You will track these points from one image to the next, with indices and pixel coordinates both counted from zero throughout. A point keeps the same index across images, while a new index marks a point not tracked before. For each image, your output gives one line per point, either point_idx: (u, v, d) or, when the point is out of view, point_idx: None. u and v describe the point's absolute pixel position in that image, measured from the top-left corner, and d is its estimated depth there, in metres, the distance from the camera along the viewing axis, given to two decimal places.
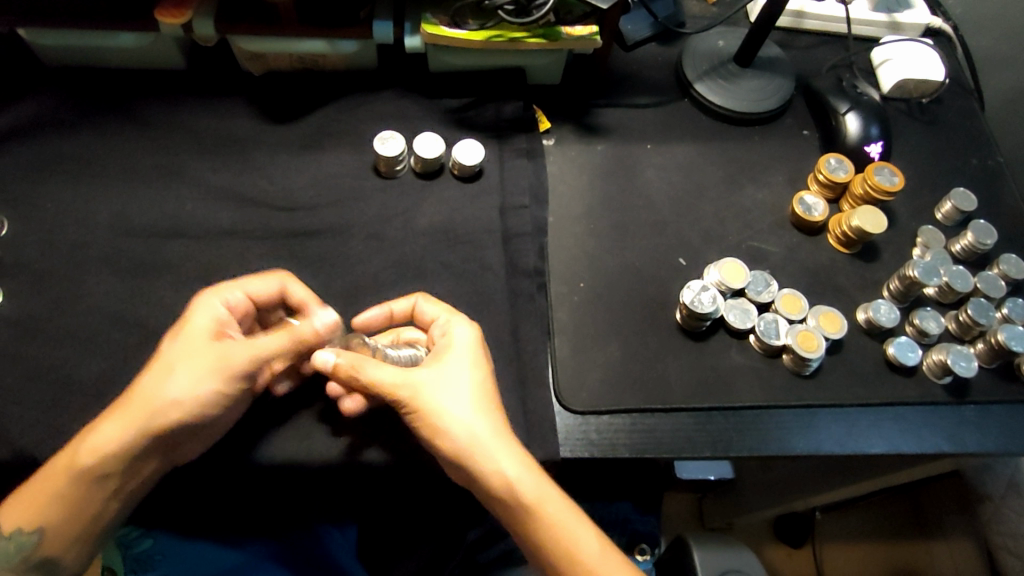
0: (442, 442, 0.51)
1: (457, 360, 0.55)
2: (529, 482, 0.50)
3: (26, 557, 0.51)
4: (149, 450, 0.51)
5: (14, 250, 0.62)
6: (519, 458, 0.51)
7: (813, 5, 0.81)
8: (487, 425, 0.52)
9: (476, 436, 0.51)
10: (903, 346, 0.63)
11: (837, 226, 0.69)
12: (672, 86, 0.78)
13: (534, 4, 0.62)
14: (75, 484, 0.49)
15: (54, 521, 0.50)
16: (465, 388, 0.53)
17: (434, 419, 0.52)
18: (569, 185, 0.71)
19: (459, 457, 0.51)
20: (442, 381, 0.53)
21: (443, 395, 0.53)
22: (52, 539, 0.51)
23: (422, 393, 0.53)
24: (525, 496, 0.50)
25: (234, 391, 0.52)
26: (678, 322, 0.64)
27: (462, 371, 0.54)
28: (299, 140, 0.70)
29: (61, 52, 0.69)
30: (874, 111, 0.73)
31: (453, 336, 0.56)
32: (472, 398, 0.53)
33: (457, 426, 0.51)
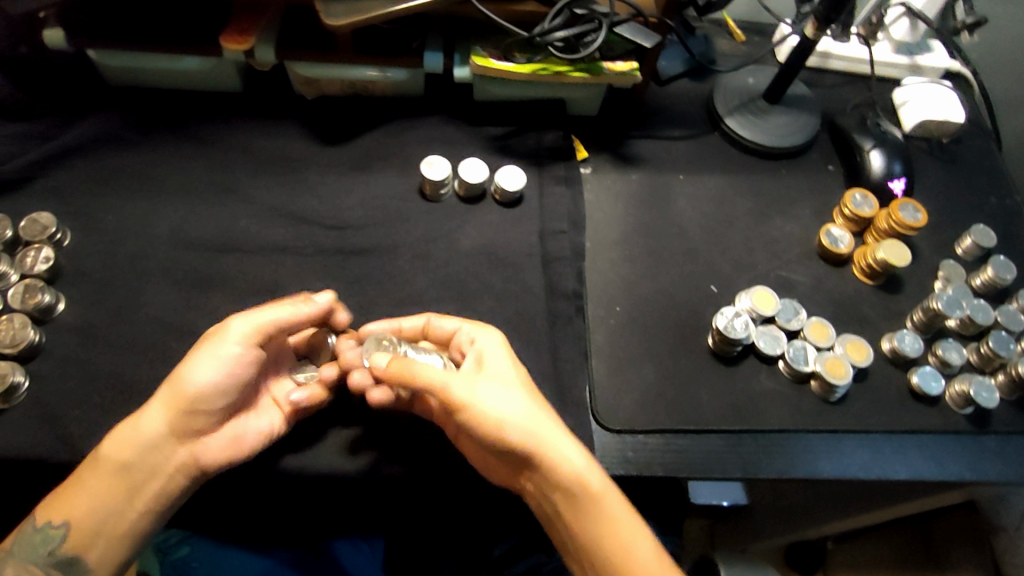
0: (505, 437, 0.53)
1: (497, 360, 0.57)
2: (591, 469, 0.53)
3: (50, 554, 0.52)
4: (162, 431, 0.54)
5: (77, 260, 0.65)
6: (577, 447, 0.54)
7: (838, 47, 0.85)
8: (541, 417, 0.54)
9: (534, 428, 0.53)
10: (927, 375, 0.66)
11: (863, 258, 0.72)
12: (703, 120, 0.81)
13: (582, 42, 0.65)
14: (99, 469, 0.53)
15: (78, 511, 0.52)
16: (515, 385, 0.56)
17: (493, 415, 0.53)
18: (605, 211, 0.74)
19: (525, 450, 0.53)
20: (489, 380, 0.55)
21: (495, 394, 0.54)
22: (76, 533, 0.52)
23: (476, 391, 0.54)
24: (589, 483, 0.53)
25: (231, 360, 0.55)
26: (710, 347, 0.67)
27: (503, 370, 0.57)
28: (348, 162, 0.73)
29: (124, 72, 0.72)
30: (897, 148, 0.76)
31: (487, 340, 0.59)
32: (520, 394, 0.55)
33: (516, 420, 0.53)
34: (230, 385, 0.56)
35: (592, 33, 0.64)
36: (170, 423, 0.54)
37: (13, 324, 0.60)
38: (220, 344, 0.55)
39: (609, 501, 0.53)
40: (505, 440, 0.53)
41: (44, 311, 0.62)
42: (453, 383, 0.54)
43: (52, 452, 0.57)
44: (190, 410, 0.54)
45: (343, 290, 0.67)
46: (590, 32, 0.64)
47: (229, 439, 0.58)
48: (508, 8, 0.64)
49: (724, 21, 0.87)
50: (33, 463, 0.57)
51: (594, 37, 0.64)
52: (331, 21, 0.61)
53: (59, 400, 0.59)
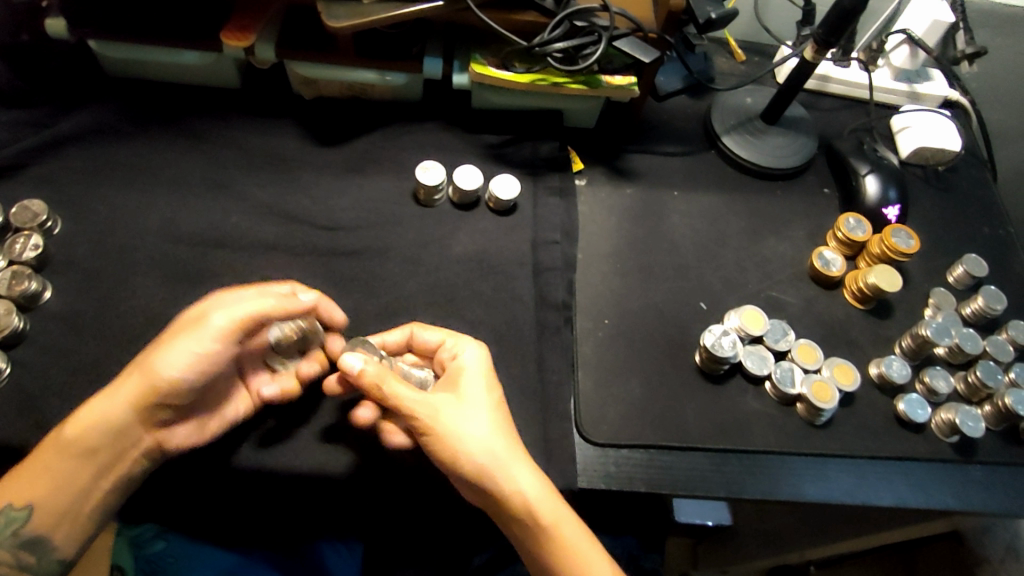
0: (462, 467, 0.52)
1: (473, 381, 0.56)
2: (550, 504, 0.52)
3: (14, 534, 0.51)
4: (131, 419, 0.53)
5: (66, 249, 0.65)
6: (540, 480, 0.53)
7: (838, 71, 0.85)
8: (507, 445, 0.53)
9: (496, 458, 0.52)
10: (913, 403, 0.65)
11: (854, 282, 0.72)
12: (700, 137, 0.81)
13: (581, 54, 0.65)
14: (64, 454, 0.51)
15: (39, 495, 0.51)
16: (482, 409, 0.55)
17: (453, 441, 0.52)
18: (598, 224, 0.73)
19: (483, 481, 0.52)
20: (460, 404, 0.54)
21: (462, 419, 0.53)
22: (43, 514, 0.51)
23: (441, 415, 0.53)
24: (546, 518, 0.52)
25: (203, 355, 0.53)
26: (697, 364, 0.66)
27: (477, 393, 0.56)
28: (344, 163, 0.73)
29: (123, 63, 0.72)
30: (892, 174, 0.76)
31: (466, 360, 0.57)
32: (489, 420, 0.54)
33: (478, 447, 0.52)
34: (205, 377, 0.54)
35: (591, 46, 0.64)
36: (139, 409, 0.53)
37: None
38: (197, 334, 0.53)
39: (564, 531, 0.52)
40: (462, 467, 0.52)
41: (29, 299, 0.61)
42: (420, 406, 0.53)
43: (29, 441, 0.56)
44: (161, 401, 0.53)
45: (331, 291, 0.66)
46: (589, 45, 0.64)
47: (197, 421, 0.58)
48: (507, 17, 0.64)
49: (725, 40, 0.88)
50: (9, 451, 0.56)
51: (593, 49, 0.64)
52: (332, 23, 0.61)
53: (38, 389, 0.58)
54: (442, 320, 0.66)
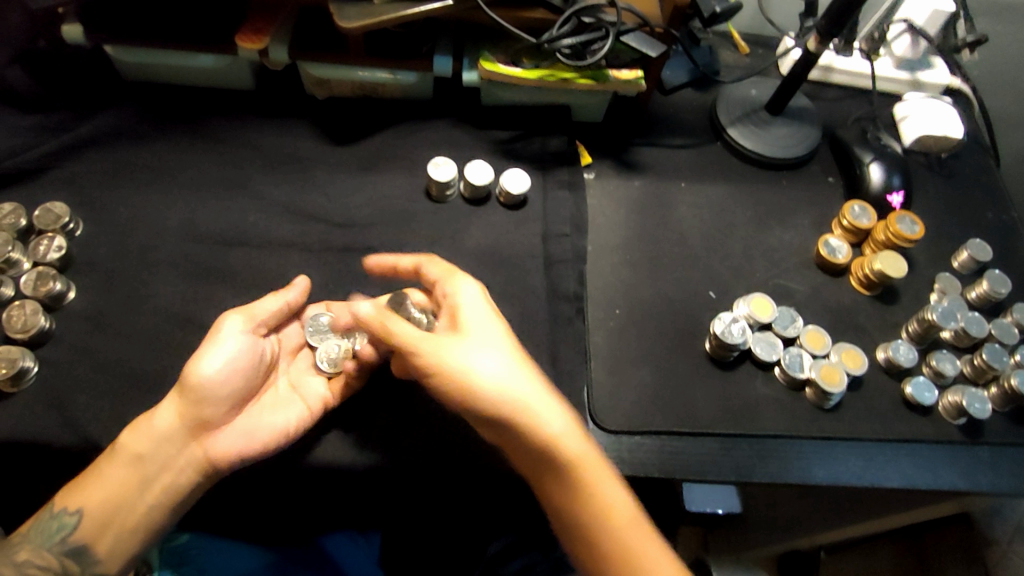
0: (476, 400, 0.53)
1: (474, 313, 0.57)
2: (571, 433, 0.54)
3: (62, 541, 0.51)
4: (172, 421, 0.54)
5: (88, 250, 0.67)
6: (560, 411, 0.54)
7: (841, 61, 0.86)
8: (517, 374, 0.54)
9: (507, 387, 0.53)
10: (920, 385, 0.67)
11: (860, 269, 0.73)
12: (706, 129, 0.83)
13: (589, 48, 0.66)
14: (119, 462, 0.53)
15: (91, 501, 0.52)
16: (490, 340, 0.55)
17: (461, 379, 0.53)
18: (607, 216, 0.75)
19: (497, 411, 0.53)
20: (466, 338, 0.55)
21: (467, 354, 0.54)
22: (92, 520, 0.52)
23: (448, 354, 0.54)
24: (568, 449, 0.53)
25: (230, 347, 0.57)
26: (707, 351, 0.67)
27: (480, 324, 0.56)
28: (357, 161, 0.75)
29: (141, 69, 0.74)
30: (896, 162, 0.78)
31: (462, 294, 0.58)
32: (490, 347, 0.55)
33: (487, 381, 0.53)
34: (234, 384, 0.57)
35: (598, 40, 0.66)
36: (183, 418, 0.54)
37: (25, 310, 0.61)
38: (220, 331, 0.57)
39: (586, 464, 0.53)
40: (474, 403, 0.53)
41: (54, 300, 0.63)
42: (423, 341, 0.54)
43: (59, 437, 0.58)
44: (195, 399, 0.55)
45: (347, 286, 0.68)
46: (597, 40, 0.66)
47: (243, 436, 0.57)
48: (517, 14, 0.65)
49: (729, 33, 0.89)
50: (40, 448, 0.57)
51: (601, 44, 0.66)
52: (345, 24, 0.62)
53: (67, 385, 0.60)
54: None
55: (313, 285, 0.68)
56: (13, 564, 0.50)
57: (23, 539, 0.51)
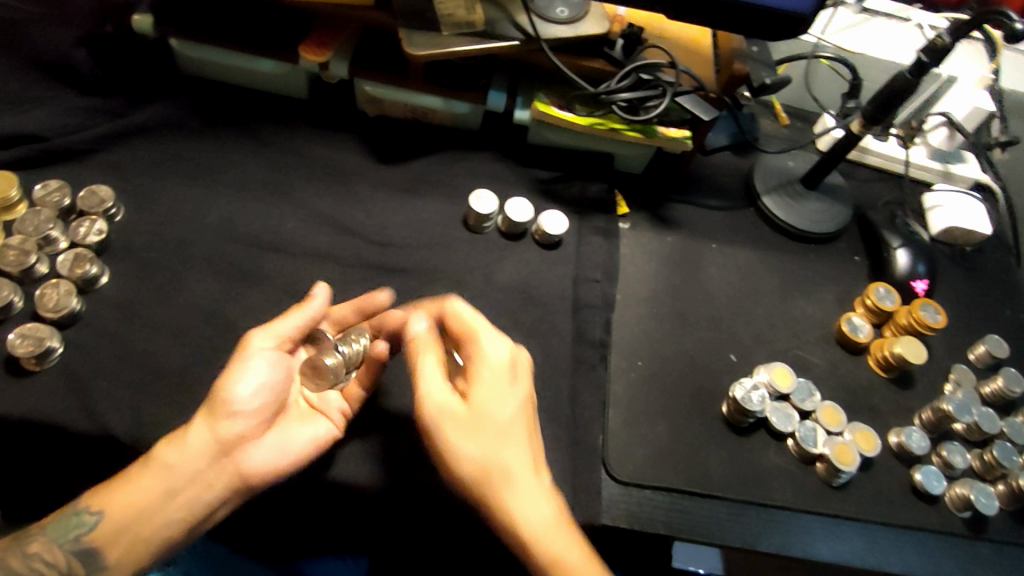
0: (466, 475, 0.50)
1: (496, 387, 0.51)
2: (558, 535, 0.49)
3: (75, 540, 0.50)
4: (203, 435, 0.53)
5: (126, 237, 0.67)
6: (550, 508, 0.50)
7: (876, 143, 0.89)
8: (523, 461, 0.50)
9: (509, 470, 0.50)
10: (929, 474, 0.67)
11: (879, 350, 0.74)
12: (741, 194, 0.84)
13: (644, 106, 0.68)
14: (149, 470, 0.51)
15: (114, 504, 0.51)
16: (507, 417, 0.51)
17: (465, 450, 0.50)
18: (637, 267, 0.76)
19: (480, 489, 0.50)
20: (480, 414, 0.50)
21: (475, 430, 0.50)
22: (109, 525, 0.50)
23: (455, 423, 0.50)
24: (547, 548, 0.49)
25: (260, 363, 0.55)
26: (723, 414, 0.68)
27: (498, 400, 0.51)
28: (399, 182, 0.76)
29: (199, 64, 0.75)
30: (922, 250, 0.79)
31: (497, 360, 0.52)
32: (509, 426, 0.50)
33: (483, 460, 0.49)
34: (265, 403, 0.56)
35: (654, 99, 0.67)
36: (216, 434, 0.53)
37: (58, 290, 0.61)
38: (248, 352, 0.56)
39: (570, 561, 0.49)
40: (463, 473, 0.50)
41: (87, 282, 0.63)
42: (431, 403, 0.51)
43: (74, 421, 0.57)
44: (226, 414, 0.53)
45: None
46: (653, 97, 0.67)
47: (275, 452, 0.56)
48: (577, 62, 0.68)
49: (771, 103, 0.92)
50: (54, 429, 0.57)
51: (656, 102, 0.67)
52: (411, 50, 0.63)
53: (87, 370, 0.59)
54: None
55: (343, 300, 0.68)
56: (23, 555, 0.50)
57: (39, 532, 0.51)
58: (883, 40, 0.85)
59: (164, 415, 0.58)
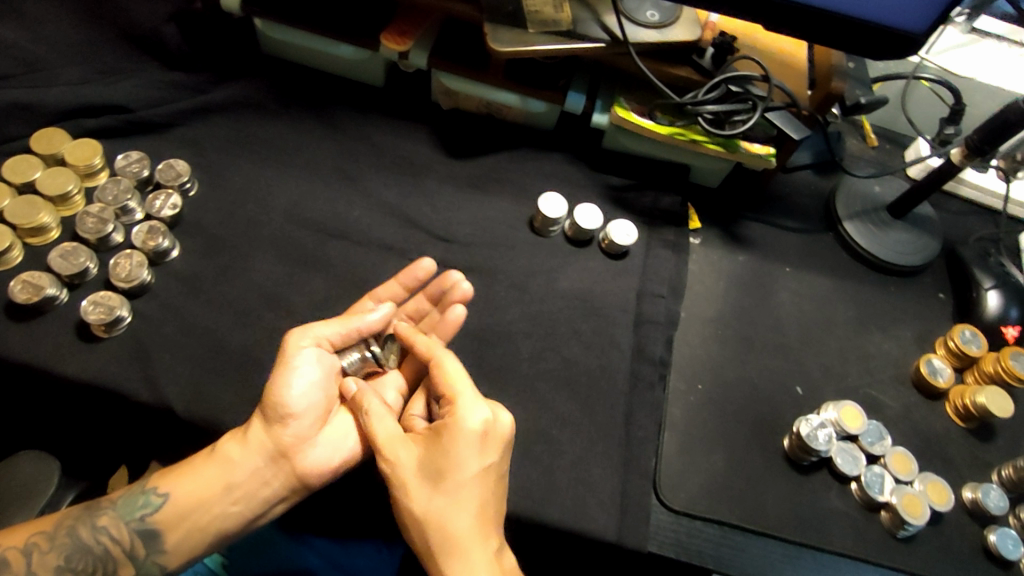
0: (411, 526, 0.49)
1: (462, 449, 0.49)
2: None
3: (140, 519, 0.51)
4: (261, 434, 0.53)
5: (198, 212, 0.68)
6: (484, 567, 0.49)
7: (973, 175, 0.83)
8: (467, 523, 0.49)
9: (452, 531, 0.49)
10: (1005, 536, 0.63)
11: (959, 397, 0.69)
12: (820, 218, 0.80)
13: (731, 120, 0.64)
14: (213, 463, 0.53)
15: (178, 490, 0.52)
16: (467, 486, 0.49)
17: (406, 497, 0.50)
18: (705, 286, 0.73)
19: (418, 540, 0.49)
20: (433, 465, 0.50)
21: (427, 490, 0.49)
22: (173, 510, 0.51)
23: (406, 469, 0.50)
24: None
25: (309, 367, 0.55)
26: (785, 449, 0.64)
27: (461, 462, 0.49)
28: (468, 177, 0.74)
29: (280, 45, 0.75)
30: (1018, 294, 0.73)
31: (466, 427, 0.50)
32: (468, 485, 0.49)
33: (429, 515, 0.49)
34: (319, 405, 0.55)
35: (743, 113, 0.64)
36: (272, 435, 0.53)
37: (131, 261, 0.62)
38: (297, 360, 0.54)
39: None
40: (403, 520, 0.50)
41: (158, 255, 0.64)
42: (392, 449, 0.51)
43: (136, 391, 0.58)
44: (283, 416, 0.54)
45: None
46: (741, 112, 0.64)
47: (330, 452, 0.56)
48: (664, 69, 0.65)
49: (861, 123, 0.87)
50: (118, 396, 0.58)
51: (745, 117, 0.64)
52: (496, 46, 0.62)
53: (151, 342, 0.60)
54: (538, 351, 0.66)
55: None
56: (92, 527, 0.51)
57: (110, 506, 0.52)
58: (994, 65, 0.79)
59: (220, 393, 0.59)
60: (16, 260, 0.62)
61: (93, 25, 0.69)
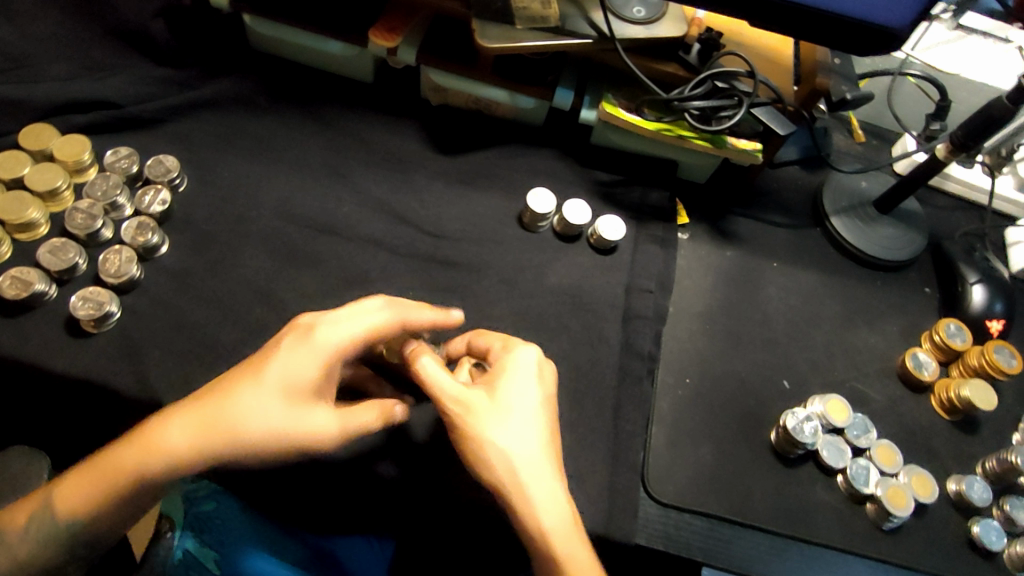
0: (488, 464, 0.48)
1: (529, 386, 0.51)
2: (565, 530, 0.47)
3: (72, 537, 0.46)
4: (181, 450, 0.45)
5: (187, 208, 0.68)
6: (562, 500, 0.48)
7: (959, 170, 0.84)
8: (543, 456, 0.49)
9: (532, 463, 0.48)
10: (989, 527, 0.63)
11: (944, 390, 0.69)
12: (808, 213, 0.80)
13: (717, 116, 0.65)
14: (127, 482, 0.45)
15: (111, 510, 0.47)
16: (540, 421, 0.50)
17: (484, 434, 0.48)
18: (693, 280, 0.73)
19: (498, 480, 0.48)
20: (498, 403, 0.50)
21: (499, 422, 0.49)
22: (109, 522, 0.47)
23: (476, 411, 0.49)
24: (560, 548, 0.46)
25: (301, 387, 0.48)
26: (772, 443, 0.65)
27: (531, 398, 0.50)
28: (457, 173, 0.75)
29: (269, 41, 0.75)
30: (1002, 288, 0.74)
31: (530, 366, 0.52)
32: (538, 418, 0.50)
33: (508, 449, 0.48)
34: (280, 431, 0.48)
35: (729, 109, 0.65)
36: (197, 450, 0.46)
37: (120, 256, 0.63)
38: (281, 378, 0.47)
39: (578, 564, 0.46)
40: (481, 460, 0.48)
41: (148, 250, 0.64)
42: (457, 394, 0.50)
43: (125, 386, 0.58)
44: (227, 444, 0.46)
45: (426, 296, 0.67)
46: (727, 107, 0.64)
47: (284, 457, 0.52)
48: (650, 65, 0.66)
49: (848, 119, 0.87)
50: (107, 391, 0.59)
51: (730, 113, 0.64)
52: (484, 43, 0.62)
53: (140, 337, 0.61)
54: (527, 346, 0.66)
55: (391, 288, 0.67)
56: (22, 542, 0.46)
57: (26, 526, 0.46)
58: (980, 61, 0.80)
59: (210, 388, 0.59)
60: (5, 256, 0.63)
61: (81, 21, 0.68)
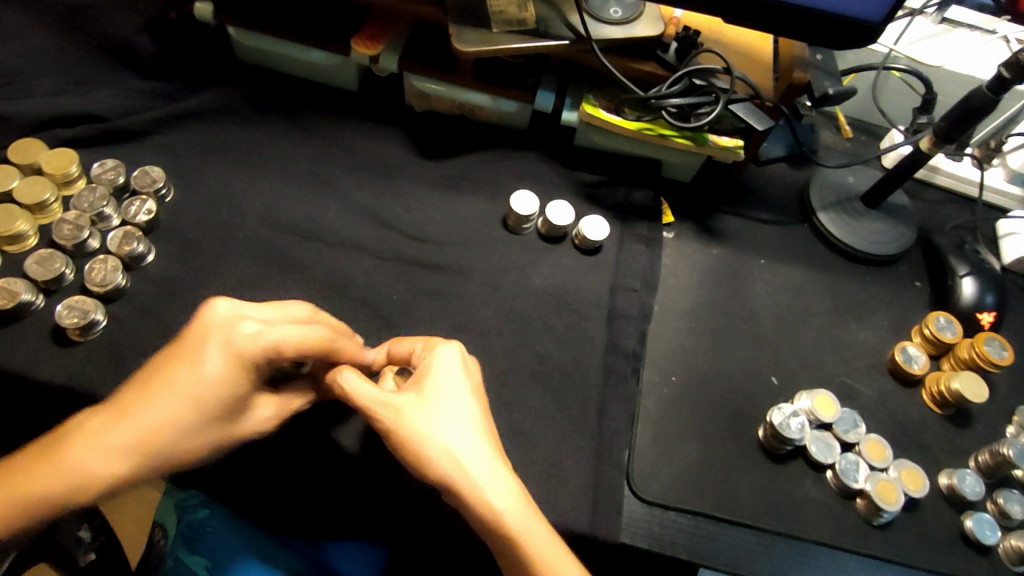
0: (428, 467, 0.49)
1: (448, 379, 0.52)
2: (518, 507, 0.48)
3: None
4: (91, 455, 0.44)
5: (173, 217, 0.69)
6: (508, 481, 0.49)
7: (948, 164, 0.84)
8: (480, 440, 0.50)
9: (471, 450, 0.49)
10: (982, 522, 0.62)
11: (935, 384, 0.69)
12: (795, 209, 0.80)
13: (695, 113, 0.65)
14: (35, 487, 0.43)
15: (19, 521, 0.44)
16: (469, 410, 0.51)
17: (419, 437, 0.49)
18: (679, 279, 0.73)
19: (443, 480, 0.48)
20: (425, 398, 0.51)
21: (429, 419, 0.50)
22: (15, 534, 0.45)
23: (406, 415, 0.50)
24: (512, 527, 0.48)
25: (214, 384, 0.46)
26: (759, 439, 0.65)
27: (452, 390, 0.52)
28: (441, 178, 0.75)
29: (255, 51, 0.76)
30: (992, 280, 0.73)
31: (444, 360, 0.53)
32: (465, 406, 0.51)
33: (444, 446, 0.49)
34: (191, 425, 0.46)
35: (706, 106, 0.65)
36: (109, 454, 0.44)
37: (106, 265, 0.63)
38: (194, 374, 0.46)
39: (534, 538, 0.48)
40: (423, 464, 0.49)
41: (134, 259, 0.65)
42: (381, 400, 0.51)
43: (111, 393, 0.59)
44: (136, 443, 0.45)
45: (410, 299, 0.68)
46: (705, 104, 0.65)
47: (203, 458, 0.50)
48: (627, 65, 0.66)
49: (835, 115, 0.87)
50: (93, 399, 0.59)
51: (708, 110, 0.65)
52: (459, 47, 0.62)
53: (126, 345, 0.61)
54: (511, 347, 0.66)
55: (376, 292, 0.68)
56: None
57: None
58: (964, 53, 0.80)
59: None
60: None
61: (68, 37, 0.70)
